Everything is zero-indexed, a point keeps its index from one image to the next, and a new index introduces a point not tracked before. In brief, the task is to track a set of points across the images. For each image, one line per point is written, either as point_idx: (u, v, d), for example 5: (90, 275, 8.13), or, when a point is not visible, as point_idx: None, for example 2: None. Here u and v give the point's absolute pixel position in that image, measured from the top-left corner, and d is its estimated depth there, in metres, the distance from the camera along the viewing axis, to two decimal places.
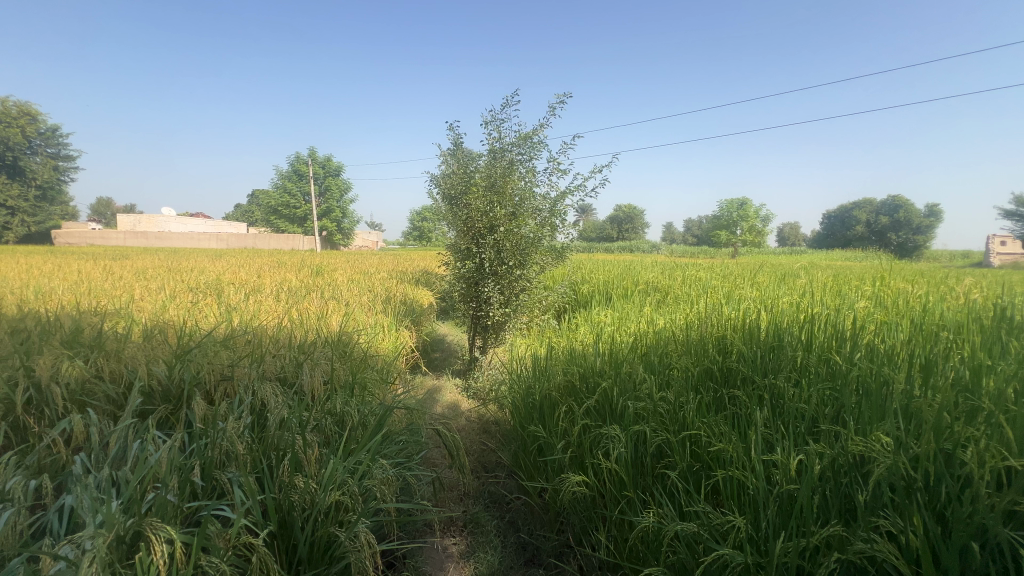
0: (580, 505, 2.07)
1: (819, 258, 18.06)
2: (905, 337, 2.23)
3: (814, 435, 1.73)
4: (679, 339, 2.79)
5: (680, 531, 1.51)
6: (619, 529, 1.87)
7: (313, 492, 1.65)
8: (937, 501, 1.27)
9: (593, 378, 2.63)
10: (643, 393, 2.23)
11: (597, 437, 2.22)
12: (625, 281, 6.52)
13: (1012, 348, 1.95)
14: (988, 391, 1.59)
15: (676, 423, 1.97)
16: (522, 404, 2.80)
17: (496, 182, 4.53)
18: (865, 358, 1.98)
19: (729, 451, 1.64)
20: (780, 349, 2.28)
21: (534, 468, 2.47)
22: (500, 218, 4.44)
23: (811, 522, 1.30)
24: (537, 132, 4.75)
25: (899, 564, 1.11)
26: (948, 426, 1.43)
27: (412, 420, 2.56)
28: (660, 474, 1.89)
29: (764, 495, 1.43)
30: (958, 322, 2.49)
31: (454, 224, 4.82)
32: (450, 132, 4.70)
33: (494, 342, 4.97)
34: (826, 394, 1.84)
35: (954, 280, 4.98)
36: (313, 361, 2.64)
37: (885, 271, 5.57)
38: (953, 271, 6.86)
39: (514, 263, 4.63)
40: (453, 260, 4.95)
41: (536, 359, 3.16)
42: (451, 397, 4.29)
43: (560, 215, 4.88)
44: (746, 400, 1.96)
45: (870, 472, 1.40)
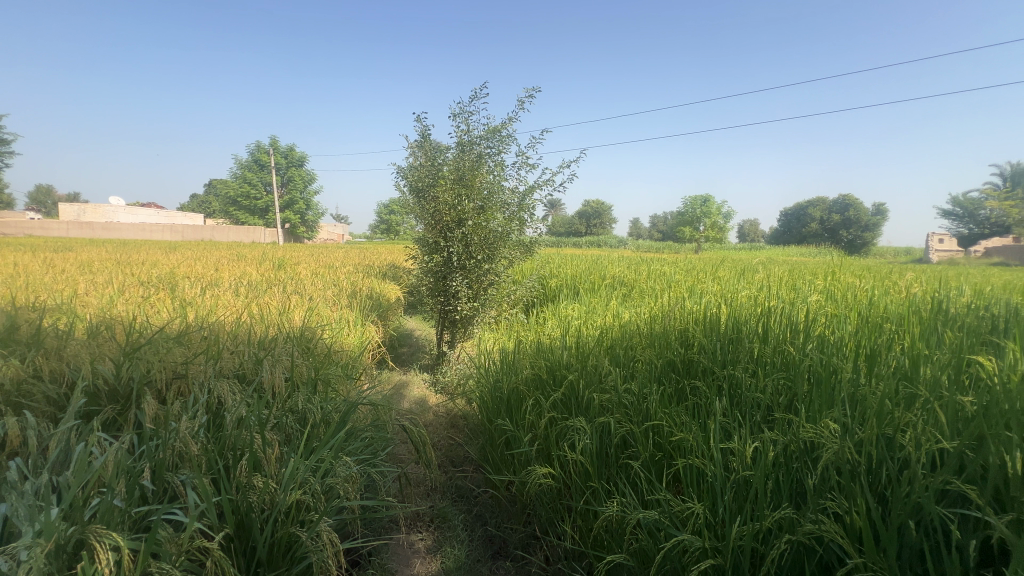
0: (546, 497, 2.09)
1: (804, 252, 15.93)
2: (853, 328, 2.35)
3: (769, 423, 1.81)
4: (644, 333, 2.85)
5: (641, 519, 1.54)
6: (583, 519, 1.90)
7: (273, 492, 1.59)
8: (879, 482, 1.35)
9: (560, 371, 2.67)
10: (608, 385, 2.27)
11: (564, 429, 2.26)
12: (592, 275, 6.60)
13: (947, 338, 2.09)
14: (926, 378, 1.71)
15: (640, 414, 2.02)
16: (490, 399, 2.80)
17: (464, 175, 4.52)
18: (817, 349, 2.08)
19: (690, 440, 1.69)
20: (738, 341, 2.37)
21: (502, 461, 2.48)
22: (469, 212, 4.42)
23: (764, 506, 1.36)
24: (506, 126, 4.75)
25: (844, 544, 1.17)
26: (888, 412, 1.52)
27: (378, 416, 2.52)
28: (624, 464, 1.93)
29: (721, 482, 1.48)
30: (900, 314, 2.67)
31: (421, 217, 4.75)
32: (416, 123, 4.63)
33: (462, 337, 4.93)
34: (780, 383, 1.93)
35: (899, 275, 5.31)
36: (274, 358, 2.56)
37: (836, 265, 5.84)
38: (895, 271, 6.01)
39: (482, 257, 4.61)
40: (420, 253, 4.88)
41: (504, 353, 3.17)
42: (419, 393, 4.25)
43: (529, 209, 4.91)
44: (706, 391, 2.03)
45: (819, 457, 1.47)
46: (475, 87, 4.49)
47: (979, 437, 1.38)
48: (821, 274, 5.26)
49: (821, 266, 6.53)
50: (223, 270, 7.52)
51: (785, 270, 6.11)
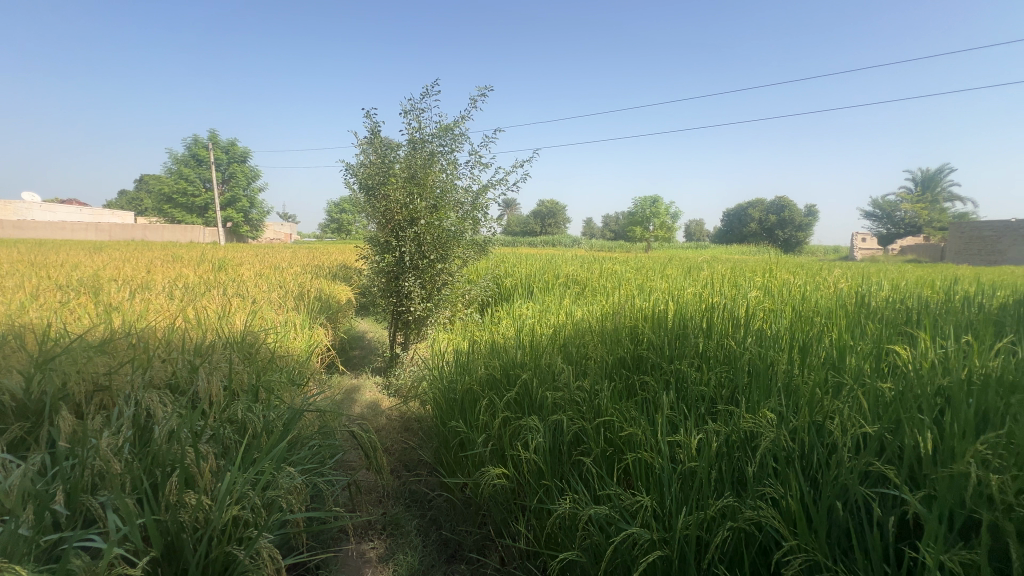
0: (500, 497, 2.07)
1: (741, 251, 16.95)
2: (788, 322, 2.51)
3: (712, 414, 1.90)
4: (596, 331, 2.91)
5: (593, 515, 1.56)
6: (537, 518, 1.90)
7: (207, 509, 1.48)
8: (810, 466, 1.43)
9: (513, 370, 2.67)
10: (561, 383, 2.29)
11: (517, 428, 2.26)
12: (546, 274, 6.68)
13: (870, 330, 2.27)
14: (851, 367, 1.84)
15: (592, 411, 2.05)
16: (443, 401, 2.76)
17: (416, 173, 4.44)
18: (755, 342, 2.20)
19: (639, 434, 1.73)
20: (683, 336, 2.47)
21: (455, 463, 2.45)
22: (421, 210, 4.35)
23: (708, 495, 1.41)
24: (459, 124, 4.71)
25: (780, 528, 1.22)
26: (818, 401, 1.63)
27: (325, 423, 2.42)
28: (576, 460, 1.95)
29: (668, 473, 1.52)
30: (829, 308, 2.87)
31: (372, 217, 4.62)
32: (366, 119, 4.49)
33: (416, 339, 4.85)
34: (722, 376, 2.02)
35: (827, 272, 5.72)
36: (211, 365, 2.41)
37: (774, 263, 6.20)
38: (819, 270, 5.91)
39: (436, 257, 4.55)
40: (371, 252, 4.74)
41: (458, 354, 3.14)
42: (371, 396, 4.14)
43: (482, 208, 4.87)
44: (655, 385, 2.10)
45: (758, 446, 1.55)
46: (426, 85, 4.43)
47: (896, 420, 1.50)
48: (760, 271, 5.58)
49: (760, 264, 6.92)
50: (155, 270, 7.30)
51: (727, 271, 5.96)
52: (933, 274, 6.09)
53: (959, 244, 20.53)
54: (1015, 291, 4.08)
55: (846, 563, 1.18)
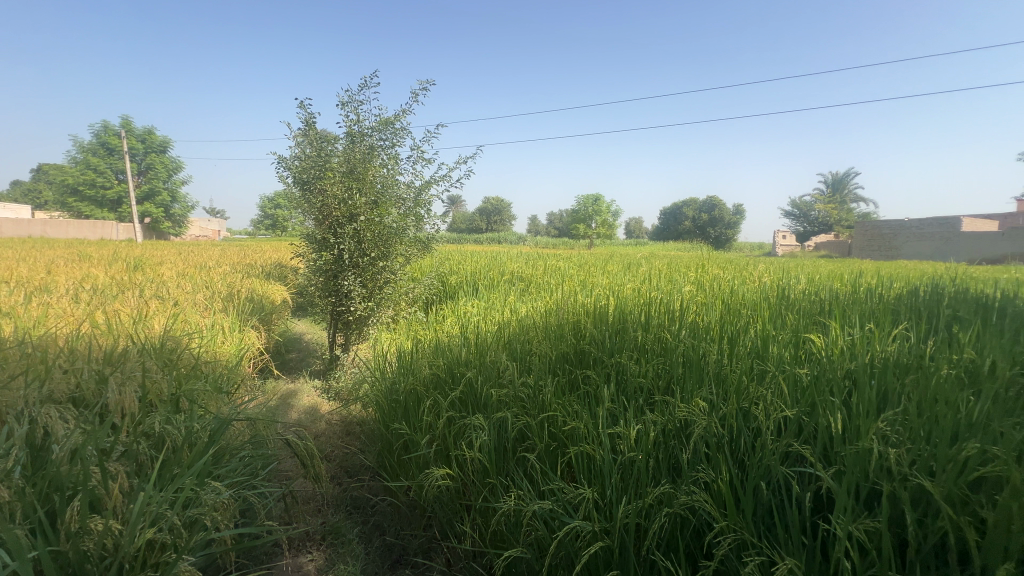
0: (444, 498, 2.04)
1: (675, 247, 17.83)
2: (718, 314, 2.67)
3: (649, 405, 1.97)
4: (540, 327, 2.95)
5: (537, 511, 1.56)
6: (483, 516, 1.88)
7: (118, 535, 1.34)
8: (738, 450, 1.52)
9: (458, 368, 2.64)
10: (506, 380, 2.30)
11: (462, 428, 2.23)
12: (491, 271, 6.68)
13: (789, 320, 2.46)
14: (773, 355, 1.98)
15: (537, 407, 2.07)
16: (385, 402, 2.68)
17: (355, 168, 4.27)
18: (689, 334, 2.32)
19: (581, 428, 1.77)
20: (623, 330, 2.56)
21: (399, 466, 2.39)
22: (361, 206, 4.20)
23: (646, 483, 1.45)
24: (400, 118, 4.58)
25: (712, 510, 1.28)
26: (744, 388, 1.74)
27: (257, 432, 2.28)
28: (521, 456, 1.96)
29: (609, 464, 1.56)
30: (754, 300, 3.08)
31: (308, 212, 4.40)
32: (300, 109, 4.26)
33: (357, 339, 4.68)
34: (659, 367, 2.11)
35: (753, 266, 6.12)
36: (124, 374, 2.18)
37: (706, 259, 6.57)
38: (743, 271, 5.48)
39: (377, 255, 4.41)
40: (307, 249, 4.51)
41: (402, 354, 3.07)
42: (309, 401, 3.95)
43: (425, 205, 4.77)
44: (596, 378, 2.16)
45: (691, 433, 1.62)
46: (364, 76, 4.25)
47: (812, 403, 1.63)
48: (693, 267, 5.90)
49: (693, 260, 7.31)
50: (56, 270, 6.58)
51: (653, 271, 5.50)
52: (843, 268, 6.70)
53: (863, 241, 22.77)
54: (908, 283, 4.59)
55: (770, 539, 1.26)
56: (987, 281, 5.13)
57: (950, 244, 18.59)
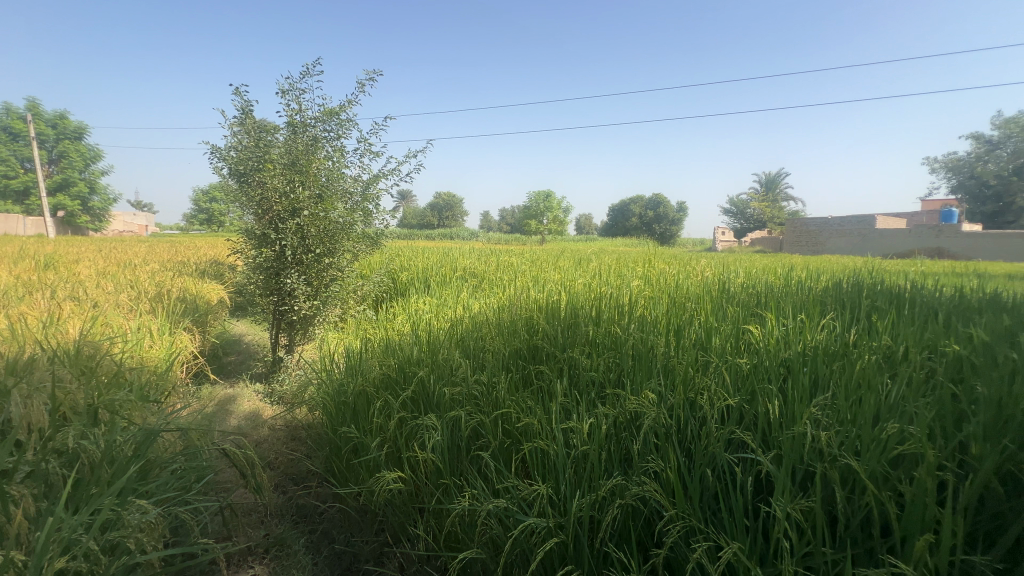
0: (396, 502, 1.98)
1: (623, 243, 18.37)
2: (664, 308, 2.76)
3: (601, 398, 2.00)
4: (493, 323, 2.93)
5: (492, 510, 1.54)
6: (437, 518, 1.84)
7: (21, 567, 1.20)
8: (685, 439, 1.57)
9: (410, 367, 2.57)
10: (459, 378, 2.26)
11: (414, 428, 2.18)
12: (443, 267, 6.58)
13: (730, 312, 2.59)
14: (716, 346, 2.07)
15: (490, 405, 2.06)
16: (333, 405, 2.57)
17: (297, 159, 4.06)
18: (638, 328, 2.38)
19: (535, 424, 1.77)
20: (575, 325, 2.59)
21: (348, 471, 2.30)
22: (304, 200, 3.99)
23: (599, 476, 1.47)
24: (345, 109, 4.39)
25: (662, 499, 1.31)
26: (690, 378, 1.80)
27: (190, 442, 2.12)
28: (475, 455, 1.94)
29: (563, 459, 1.57)
30: (698, 294, 3.21)
31: (246, 206, 4.14)
32: (236, 96, 3.99)
33: (302, 340, 4.47)
34: (610, 361, 2.15)
35: (696, 261, 6.40)
36: (31, 386, 1.96)
37: (653, 254, 6.80)
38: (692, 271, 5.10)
39: (322, 251, 4.22)
40: (246, 245, 4.24)
41: (350, 354, 2.95)
42: (250, 406, 3.73)
43: (374, 200, 4.61)
44: (549, 374, 2.17)
45: (641, 425, 1.66)
46: (305, 64, 3.97)
47: (752, 391, 1.71)
48: (641, 262, 6.08)
49: (640, 255, 7.55)
50: None
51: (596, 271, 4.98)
52: (777, 263, 7.14)
53: (793, 238, 24.44)
54: (833, 276, 4.96)
55: (715, 523, 1.31)
56: (900, 274, 5.62)
57: (867, 240, 20.33)
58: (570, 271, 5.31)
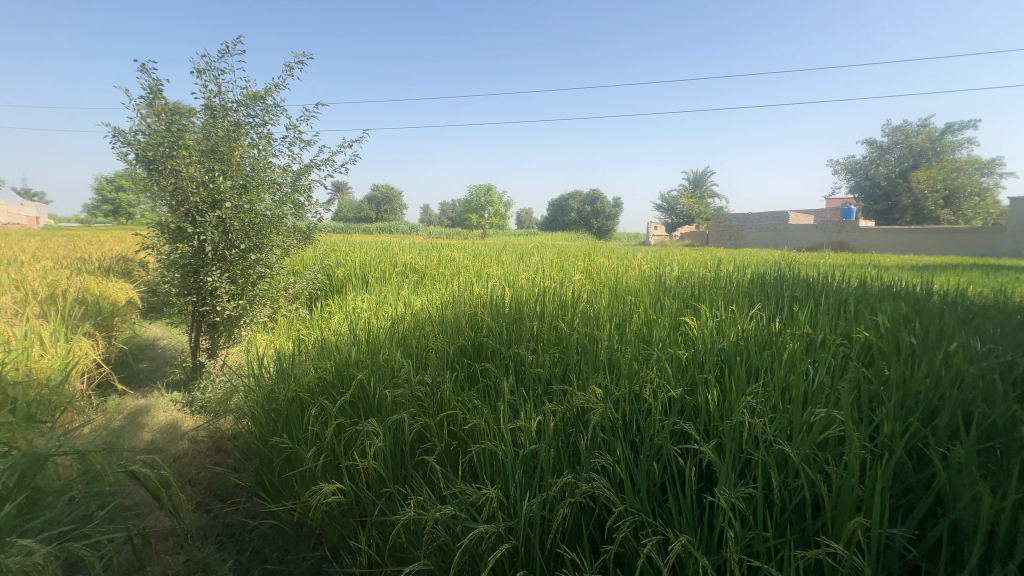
0: (335, 515, 1.85)
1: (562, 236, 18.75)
2: (606, 301, 2.81)
3: (548, 394, 2.00)
4: (436, 320, 2.85)
5: (439, 518, 1.47)
6: (380, 530, 1.75)
7: None
8: (631, 432, 1.59)
9: (347, 369, 2.43)
10: (401, 379, 2.17)
11: (354, 435, 2.06)
12: (382, 263, 6.35)
13: (668, 305, 2.68)
14: (657, 338, 2.13)
15: (434, 406, 1.99)
16: (262, 414, 2.37)
17: (217, 146, 3.71)
18: (581, 323, 2.40)
19: (482, 425, 1.73)
20: (520, 321, 2.57)
21: (281, 484, 2.13)
22: (225, 190, 3.66)
23: (548, 475, 1.45)
24: (271, 93, 4.07)
25: (610, 495, 1.31)
26: (634, 371, 1.84)
27: (91, 465, 1.86)
28: (420, 460, 1.86)
29: (512, 459, 1.54)
30: (637, 287, 3.31)
31: (158, 197, 3.73)
32: (142, 74, 3.57)
33: (226, 343, 4.12)
34: (556, 356, 2.15)
35: (633, 255, 6.62)
36: None
37: (593, 249, 6.97)
38: (638, 266, 5.07)
39: (248, 246, 3.90)
40: (157, 240, 3.83)
41: (282, 357, 2.75)
42: (166, 418, 3.38)
43: (305, 191, 4.33)
44: (495, 371, 2.14)
45: (588, 420, 1.67)
46: (225, 40, 3.73)
47: (691, 382, 1.77)
48: (581, 256, 6.20)
49: (581, 249, 7.71)
50: None
51: (541, 268, 4.85)
52: (706, 256, 7.57)
53: (719, 232, 26.08)
54: (756, 268, 5.32)
55: (662, 516, 1.33)
56: (812, 266, 6.15)
57: (783, 235, 22.11)
58: (514, 267, 5.16)
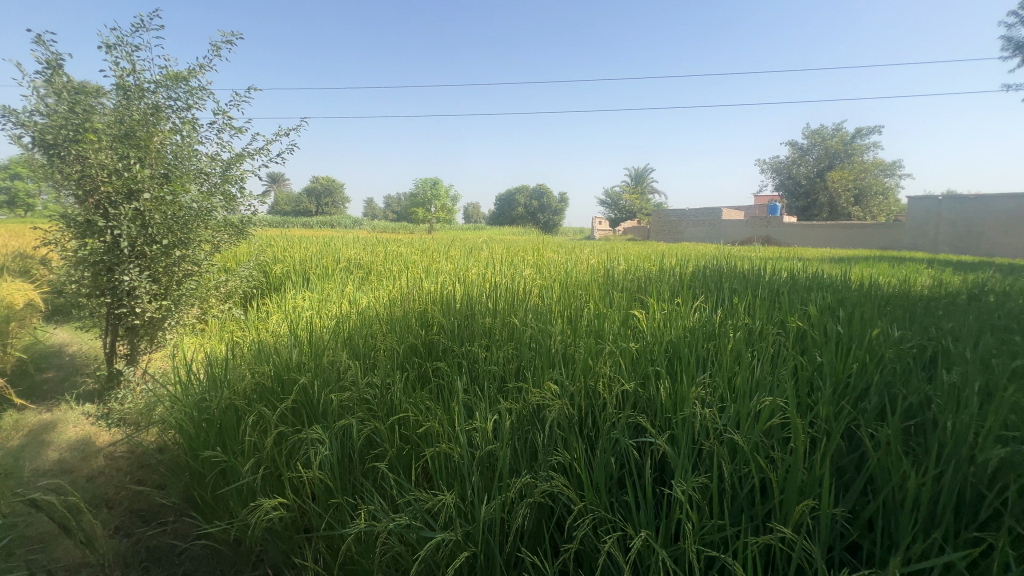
0: (278, 531, 1.72)
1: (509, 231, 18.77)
2: (558, 296, 2.82)
3: (502, 392, 1.96)
4: (384, 318, 2.73)
5: (392, 528, 1.40)
6: (328, 545, 1.64)
7: None
8: (587, 428, 1.59)
9: (288, 373, 2.28)
10: (348, 382, 2.05)
11: (297, 443, 1.93)
12: (324, 258, 6.04)
13: (618, 299, 2.72)
14: (610, 332, 2.15)
15: (384, 409, 1.90)
16: (191, 425, 2.17)
17: (132, 131, 3.35)
18: (534, 318, 2.38)
19: (435, 427, 1.66)
20: (472, 318, 2.52)
21: (214, 501, 1.96)
22: (143, 180, 3.31)
23: (506, 477, 1.42)
24: (195, 75, 3.73)
25: (569, 493, 1.30)
26: (588, 366, 1.84)
27: None
28: (370, 467, 1.77)
29: (468, 462, 1.49)
30: (587, 282, 3.34)
31: (61, 186, 3.31)
32: (38, 46, 3.15)
33: (149, 348, 3.75)
34: (510, 352, 2.11)
35: (580, 249, 6.73)
36: None
37: (541, 243, 7.02)
38: (586, 260, 5.15)
39: (172, 242, 3.56)
40: (61, 234, 3.40)
41: (213, 362, 2.53)
42: (77, 433, 3.03)
43: (237, 182, 4.02)
44: (448, 370, 2.07)
45: (544, 417, 1.65)
46: (139, 13, 3.36)
47: (644, 375, 1.80)
48: (530, 250, 6.21)
49: (529, 244, 7.75)
50: None
51: (491, 263, 4.81)
52: (648, 250, 7.83)
53: (659, 227, 27.17)
54: (696, 262, 5.56)
55: (621, 511, 1.34)
56: (745, 259, 6.53)
57: (717, 230, 23.39)
58: (463, 262, 5.08)
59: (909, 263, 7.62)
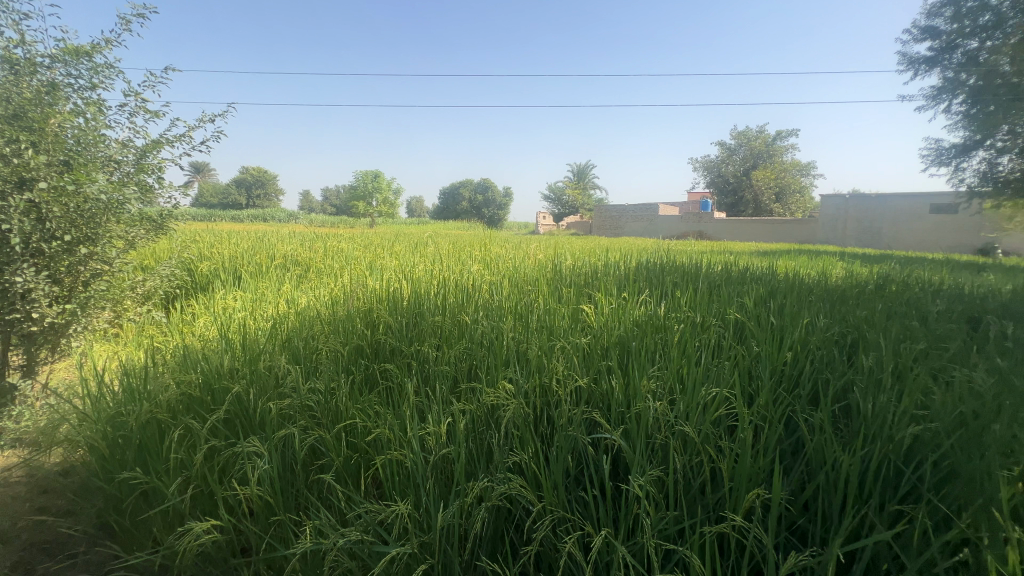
0: (212, 556, 1.57)
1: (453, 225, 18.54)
2: (508, 292, 2.79)
3: (454, 392, 1.91)
4: (325, 319, 2.58)
5: (342, 544, 1.31)
6: (269, 566, 1.52)
7: None
8: (543, 426, 1.58)
9: (219, 381, 2.09)
10: (288, 389, 1.92)
11: (231, 457, 1.77)
12: (256, 255, 5.65)
13: (567, 294, 2.74)
14: (561, 328, 2.15)
15: (329, 416, 1.79)
16: (105, 444, 1.94)
17: (22, 111, 2.93)
18: (485, 315, 2.34)
19: (386, 433, 1.59)
20: (421, 317, 2.44)
21: (135, 527, 1.75)
22: (38, 167, 2.91)
23: (463, 481, 1.37)
24: (100, 50, 3.33)
25: (528, 495, 1.28)
26: (542, 363, 1.83)
27: None
28: (315, 479, 1.66)
29: (422, 469, 1.43)
30: (535, 277, 3.34)
31: None
32: None
33: (50, 357, 3.32)
34: (462, 351, 2.06)
35: (527, 244, 6.75)
36: None
37: (488, 238, 6.97)
38: (532, 255, 5.16)
39: (76, 237, 3.16)
40: None
41: (129, 372, 2.27)
42: None
43: (154, 172, 3.66)
44: (397, 372, 1.99)
45: (499, 417, 1.62)
46: None
47: (596, 370, 1.82)
48: (477, 245, 6.15)
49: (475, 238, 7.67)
50: None
51: (437, 258, 4.70)
52: (592, 244, 8.00)
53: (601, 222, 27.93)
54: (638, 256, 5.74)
55: (580, 509, 1.33)
56: (682, 253, 6.84)
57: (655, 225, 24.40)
58: (408, 257, 4.93)
59: (823, 257, 8.32)
